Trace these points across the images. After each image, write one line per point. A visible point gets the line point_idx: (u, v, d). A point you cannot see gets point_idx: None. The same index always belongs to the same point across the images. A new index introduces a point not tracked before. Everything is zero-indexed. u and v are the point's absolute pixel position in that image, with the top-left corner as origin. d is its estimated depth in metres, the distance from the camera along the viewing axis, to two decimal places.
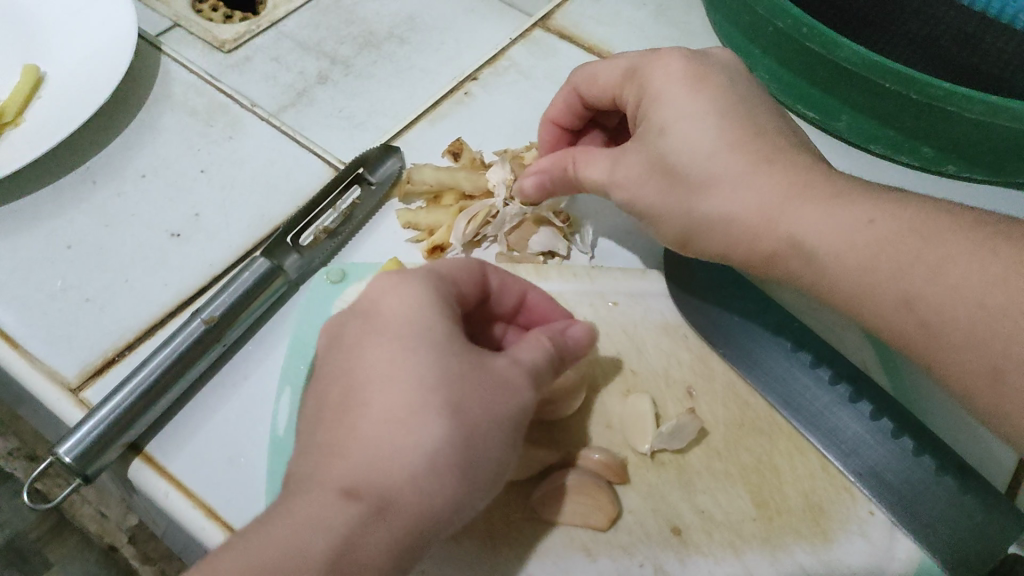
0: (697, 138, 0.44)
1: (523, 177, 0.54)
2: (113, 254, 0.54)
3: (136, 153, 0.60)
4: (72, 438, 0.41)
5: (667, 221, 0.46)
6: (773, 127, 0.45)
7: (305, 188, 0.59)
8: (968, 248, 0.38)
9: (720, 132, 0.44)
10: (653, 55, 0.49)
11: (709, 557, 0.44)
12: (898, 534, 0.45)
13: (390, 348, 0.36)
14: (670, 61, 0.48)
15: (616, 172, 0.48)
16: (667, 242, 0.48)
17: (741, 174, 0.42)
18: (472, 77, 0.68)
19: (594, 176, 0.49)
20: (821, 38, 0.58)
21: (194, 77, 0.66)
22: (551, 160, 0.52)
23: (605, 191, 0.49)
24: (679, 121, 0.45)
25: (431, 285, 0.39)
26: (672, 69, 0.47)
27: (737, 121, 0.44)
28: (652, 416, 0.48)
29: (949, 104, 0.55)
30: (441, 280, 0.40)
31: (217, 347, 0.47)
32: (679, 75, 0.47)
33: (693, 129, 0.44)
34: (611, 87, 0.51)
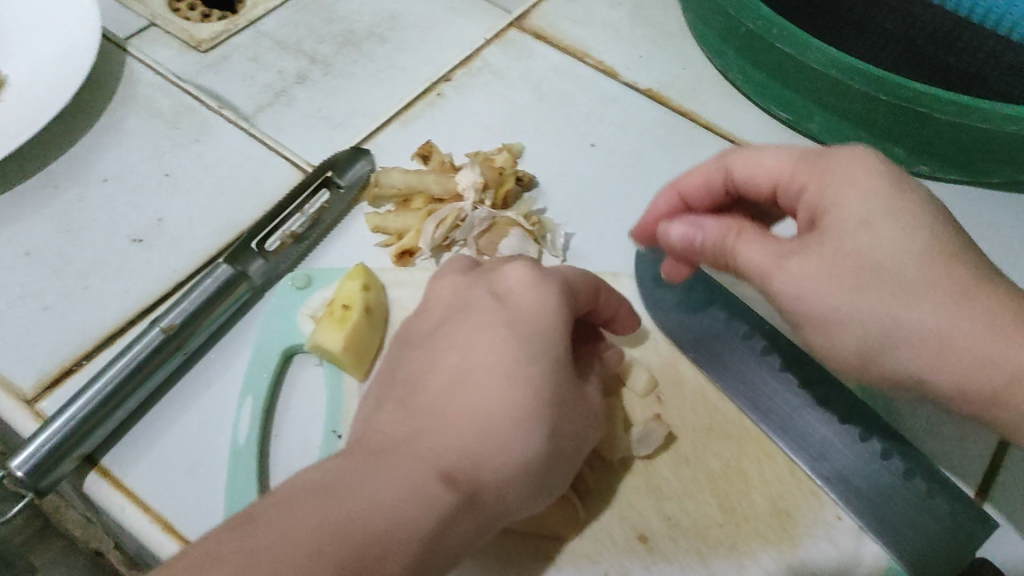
0: (890, 244, 0.38)
1: (664, 229, 0.44)
2: (72, 261, 0.53)
3: (99, 157, 0.59)
4: (25, 451, 0.41)
5: (846, 332, 0.39)
6: (960, 252, 0.39)
7: (272, 191, 0.58)
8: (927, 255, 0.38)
9: (920, 246, 0.38)
10: (841, 149, 0.42)
11: (674, 564, 0.44)
12: (865, 538, 0.44)
13: (471, 405, 0.37)
14: (861, 158, 0.41)
15: (794, 267, 0.39)
16: (835, 351, 0.41)
17: (913, 286, 0.38)
18: (445, 79, 0.68)
19: (751, 261, 0.41)
20: (791, 39, 0.58)
21: (162, 78, 0.65)
22: (713, 226, 0.42)
23: (762, 280, 0.41)
24: (862, 228, 0.39)
25: (542, 381, 0.38)
26: (859, 173, 0.40)
27: (934, 231, 0.39)
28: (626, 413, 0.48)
29: (919, 104, 0.55)
30: (542, 378, 0.38)
31: (177, 356, 0.47)
32: (870, 169, 0.41)
33: (882, 236, 0.38)
34: (778, 175, 0.44)
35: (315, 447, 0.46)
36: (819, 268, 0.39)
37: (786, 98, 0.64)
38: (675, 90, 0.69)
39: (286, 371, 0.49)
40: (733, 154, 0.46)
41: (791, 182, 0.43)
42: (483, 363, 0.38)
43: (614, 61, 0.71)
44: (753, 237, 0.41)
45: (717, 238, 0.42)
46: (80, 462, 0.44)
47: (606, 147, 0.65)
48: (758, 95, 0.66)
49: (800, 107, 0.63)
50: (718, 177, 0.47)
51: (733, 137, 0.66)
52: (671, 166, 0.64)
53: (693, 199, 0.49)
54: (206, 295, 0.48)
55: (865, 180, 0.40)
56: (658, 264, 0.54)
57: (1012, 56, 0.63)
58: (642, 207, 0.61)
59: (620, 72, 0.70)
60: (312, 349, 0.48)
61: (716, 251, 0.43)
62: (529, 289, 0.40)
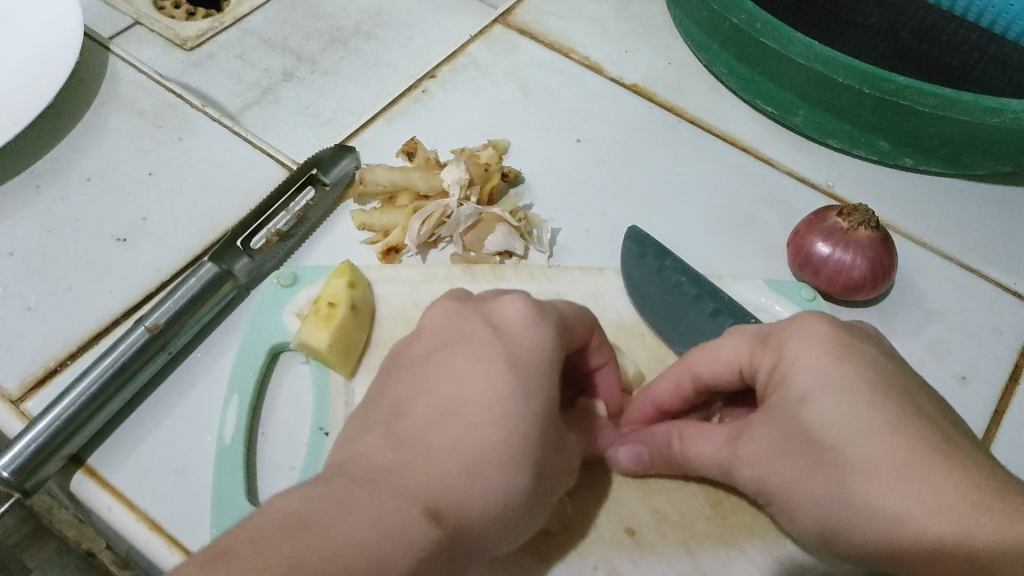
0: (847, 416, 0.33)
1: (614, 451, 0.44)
2: (56, 261, 0.53)
3: (82, 156, 0.59)
4: (10, 451, 0.41)
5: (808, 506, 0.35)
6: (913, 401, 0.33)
7: (256, 190, 0.58)
8: None
9: (872, 409, 0.33)
10: (793, 320, 0.37)
11: (663, 557, 0.44)
12: None
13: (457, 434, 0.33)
14: (816, 328, 0.36)
15: (739, 449, 0.37)
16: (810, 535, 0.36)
17: (869, 432, 0.32)
18: (431, 75, 0.68)
19: (702, 456, 0.39)
20: (775, 33, 0.58)
21: (145, 77, 0.65)
22: (651, 440, 0.42)
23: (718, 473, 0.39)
24: (825, 393, 0.34)
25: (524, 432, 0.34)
26: (820, 337, 0.36)
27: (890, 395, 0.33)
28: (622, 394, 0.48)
29: (901, 97, 0.55)
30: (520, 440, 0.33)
31: (162, 355, 0.47)
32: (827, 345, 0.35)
33: (853, 409, 0.33)
34: (736, 364, 0.39)
35: (302, 444, 0.46)
36: (772, 444, 0.35)
37: (770, 92, 0.64)
38: (660, 85, 0.69)
39: (273, 369, 0.49)
40: (692, 355, 0.41)
41: (743, 362, 0.39)
42: (478, 401, 0.34)
43: (599, 56, 0.71)
44: (696, 435, 0.40)
45: (654, 452, 0.42)
46: (66, 462, 0.44)
47: (592, 142, 0.65)
48: (742, 89, 0.66)
49: (784, 101, 0.63)
50: (685, 380, 0.41)
51: (718, 131, 0.66)
52: (656, 161, 0.64)
53: (672, 410, 0.43)
54: (191, 294, 0.48)
55: (820, 355, 0.35)
56: (644, 259, 0.54)
57: (996, 48, 0.63)
58: (627, 202, 0.61)
59: (606, 67, 0.70)
60: (298, 346, 0.48)
61: (664, 459, 0.42)
62: (525, 326, 0.37)
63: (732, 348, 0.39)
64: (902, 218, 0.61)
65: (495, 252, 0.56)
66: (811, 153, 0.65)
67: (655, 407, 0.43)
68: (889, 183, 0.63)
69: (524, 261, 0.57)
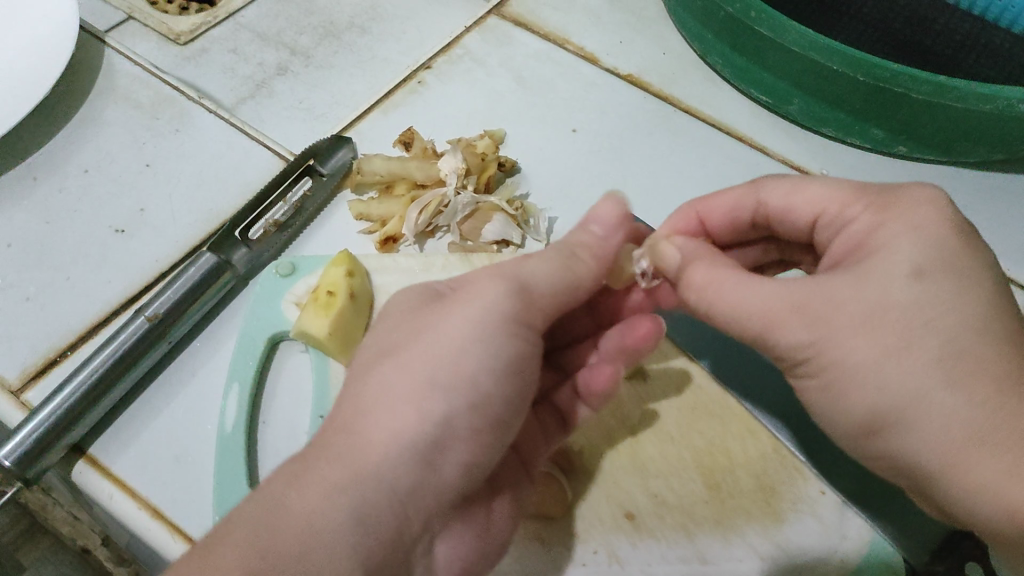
0: None
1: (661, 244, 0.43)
2: (55, 253, 0.53)
3: (79, 148, 0.59)
4: (12, 440, 0.41)
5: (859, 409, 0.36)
6: None
7: (254, 181, 0.58)
8: None
9: None
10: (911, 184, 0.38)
11: (661, 541, 0.44)
12: (849, 513, 0.45)
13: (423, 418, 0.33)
14: (930, 203, 0.37)
15: (767, 302, 0.36)
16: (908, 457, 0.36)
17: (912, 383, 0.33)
18: (426, 67, 0.68)
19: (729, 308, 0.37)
20: (770, 22, 0.58)
21: (140, 69, 0.65)
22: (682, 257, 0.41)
23: (742, 322, 0.37)
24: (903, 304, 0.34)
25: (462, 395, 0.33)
26: (928, 217, 0.36)
27: None
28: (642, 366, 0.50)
29: (895, 85, 0.56)
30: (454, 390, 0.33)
31: (163, 345, 0.47)
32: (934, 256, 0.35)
33: None
34: (815, 207, 0.41)
35: (302, 433, 0.46)
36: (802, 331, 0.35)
37: (765, 81, 0.64)
38: (655, 75, 0.69)
39: (273, 359, 0.49)
40: (769, 185, 0.44)
41: (824, 208, 0.41)
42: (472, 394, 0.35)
43: (594, 47, 0.71)
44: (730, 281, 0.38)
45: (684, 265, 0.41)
46: (67, 451, 0.44)
47: (587, 132, 0.65)
48: (737, 79, 0.67)
49: (779, 90, 0.64)
50: (749, 210, 0.45)
51: (713, 121, 0.66)
52: (652, 150, 0.64)
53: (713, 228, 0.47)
54: (189, 284, 0.48)
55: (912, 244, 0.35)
56: None
57: (987, 38, 0.64)
58: (623, 190, 0.61)
59: (601, 58, 0.70)
60: (297, 335, 0.48)
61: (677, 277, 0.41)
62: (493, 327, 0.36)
63: (818, 192, 0.41)
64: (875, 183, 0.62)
65: (492, 240, 0.57)
66: (806, 141, 0.65)
67: (699, 221, 0.47)
68: (883, 171, 0.63)
69: (520, 250, 0.57)
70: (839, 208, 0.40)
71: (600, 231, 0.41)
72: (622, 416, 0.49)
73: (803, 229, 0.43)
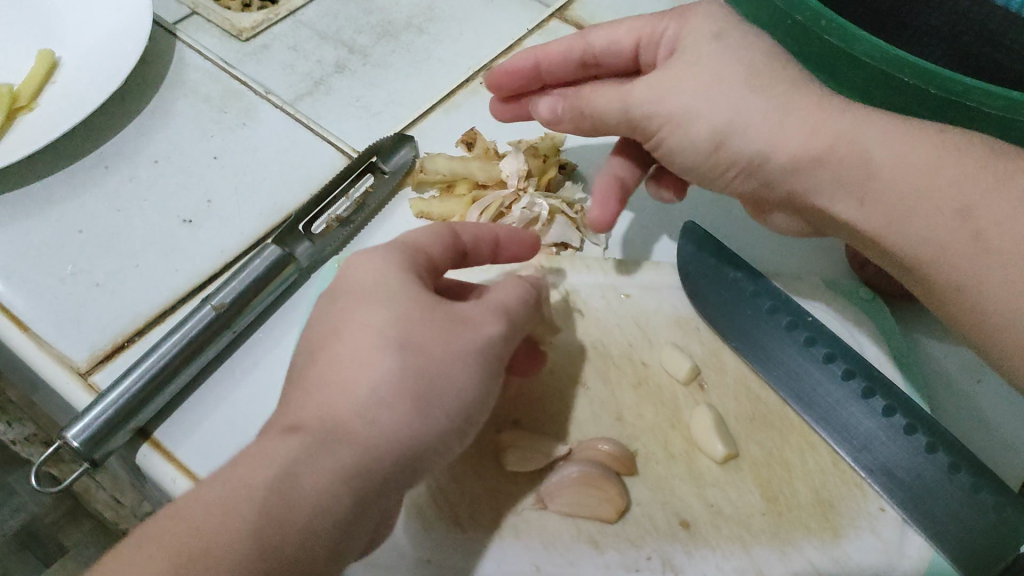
0: None
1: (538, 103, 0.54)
2: (124, 240, 0.54)
3: (149, 138, 0.60)
4: (81, 421, 0.42)
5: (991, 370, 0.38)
6: None
7: (318, 175, 0.59)
8: (1000, 242, 0.37)
9: None
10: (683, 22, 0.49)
11: (717, 550, 0.44)
12: (910, 532, 0.44)
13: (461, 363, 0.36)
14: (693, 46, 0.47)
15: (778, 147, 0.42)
16: None
17: None
18: (487, 68, 0.68)
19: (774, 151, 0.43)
20: (839, 31, 0.58)
21: (208, 63, 0.66)
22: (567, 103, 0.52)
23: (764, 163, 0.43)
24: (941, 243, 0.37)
25: None
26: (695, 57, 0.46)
27: None
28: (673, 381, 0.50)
29: (968, 99, 0.55)
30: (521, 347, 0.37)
31: (227, 333, 0.48)
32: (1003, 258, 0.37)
33: None
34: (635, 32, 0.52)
35: None
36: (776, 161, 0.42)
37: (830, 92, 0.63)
38: None
39: None
40: (593, 31, 0.54)
41: (639, 35, 0.52)
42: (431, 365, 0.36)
43: None
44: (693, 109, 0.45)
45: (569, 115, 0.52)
46: (133, 435, 0.45)
47: None
48: None
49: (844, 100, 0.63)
50: (579, 52, 0.54)
51: None
52: None
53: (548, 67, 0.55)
54: (255, 275, 0.49)
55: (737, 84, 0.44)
56: (700, 257, 0.54)
57: None
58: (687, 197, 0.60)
59: None
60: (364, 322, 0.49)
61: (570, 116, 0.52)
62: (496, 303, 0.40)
63: (633, 23, 0.52)
64: None
65: (551, 243, 0.57)
66: None
67: (534, 62, 0.55)
68: None
69: (579, 253, 0.57)
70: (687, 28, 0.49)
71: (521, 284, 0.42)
72: (679, 423, 0.49)
73: (625, 56, 0.54)
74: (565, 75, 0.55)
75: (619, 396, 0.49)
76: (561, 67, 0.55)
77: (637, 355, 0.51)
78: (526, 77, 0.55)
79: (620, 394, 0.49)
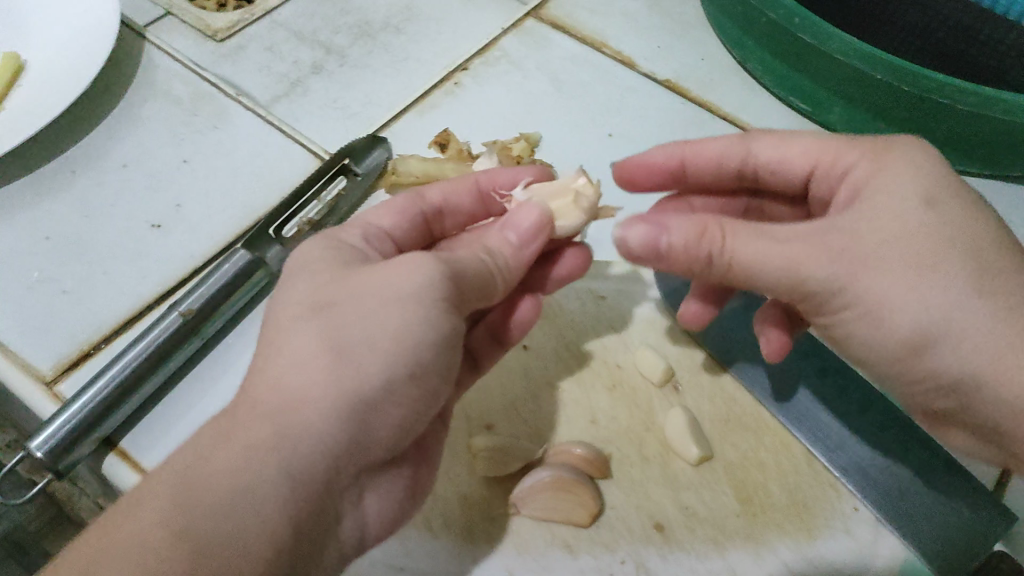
0: None
1: (619, 227, 0.40)
2: (92, 246, 0.53)
3: (118, 142, 0.60)
4: (45, 432, 0.41)
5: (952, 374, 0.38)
6: None
7: (289, 178, 0.58)
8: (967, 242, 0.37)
9: None
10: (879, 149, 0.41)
11: (691, 553, 0.44)
12: (884, 531, 0.44)
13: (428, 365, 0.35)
14: None
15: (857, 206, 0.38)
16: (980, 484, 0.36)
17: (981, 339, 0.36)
18: (462, 68, 0.68)
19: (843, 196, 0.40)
20: (813, 29, 0.58)
21: (178, 65, 0.65)
22: (685, 226, 0.39)
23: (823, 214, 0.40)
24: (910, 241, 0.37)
25: None
26: None
27: None
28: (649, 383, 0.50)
29: (940, 96, 0.55)
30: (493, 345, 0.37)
31: (195, 340, 0.47)
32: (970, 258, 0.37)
33: None
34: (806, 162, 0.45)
35: None
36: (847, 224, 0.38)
37: (805, 90, 0.63)
38: (692, 81, 0.68)
39: None
40: (759, 138, 0.47)
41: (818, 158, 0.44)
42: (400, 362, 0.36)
43: (631, 51, 0.70)
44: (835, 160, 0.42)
45: (689, 244, 0.39)
46: (99, 445, 0.44)
47: (624, 137, 0.64)
48: (775, 87, 0.66)
49: (819, 99, 0.63)
50: (737, 159, 0.48)
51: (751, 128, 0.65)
52: None
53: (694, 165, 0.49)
54: (224, 280, 0.48)
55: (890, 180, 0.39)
56: None
57: None
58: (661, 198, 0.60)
59: (637, 62, 0.69)
60: None
61: (685, 253, 0.39)
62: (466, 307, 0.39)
63: (809, 145, 0.45)
64: None
65: None
66: None
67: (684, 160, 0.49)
68: None
69: None
70: (837, 157, 0.43)
71: (516, 239, 0.42)
72: (653, 425, 0.48)
73: (794, 179, 0.47)
74: (704, 173, 0.50)
75: (593, 398, 0.49)
76: (710, 173, 0.49)
77: (611, 358, 0.51)
78: (668, 159, 0.49)
79: (594, 396, 0.49)
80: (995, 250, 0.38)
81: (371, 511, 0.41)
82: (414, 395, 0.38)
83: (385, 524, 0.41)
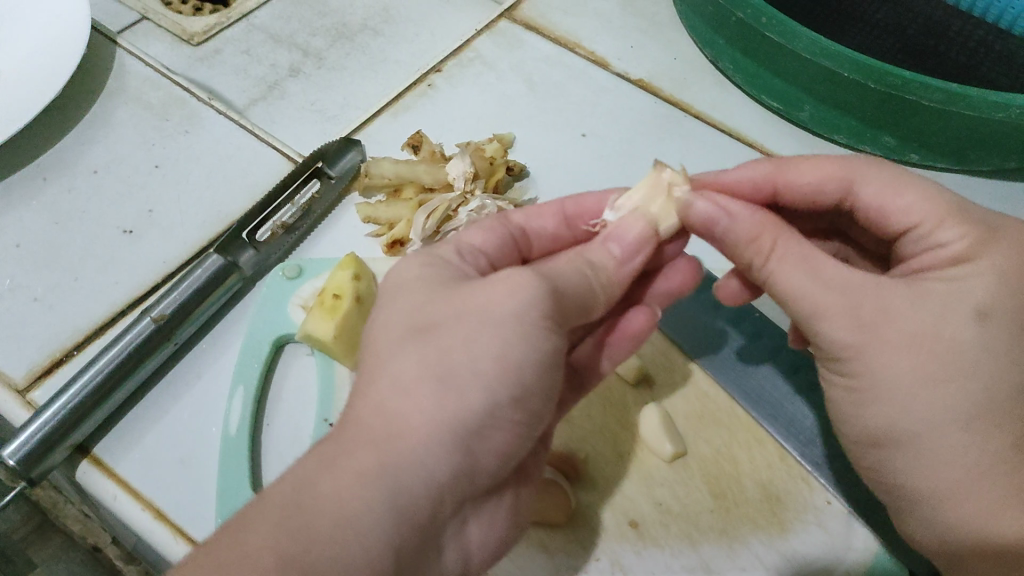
0: None
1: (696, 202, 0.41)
2: (63, 252, 0.53)
3: (90, 148, 0.59)
4: (17, 440, 0.41)
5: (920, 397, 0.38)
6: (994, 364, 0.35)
7: (263, 182, 0.58)
8: None
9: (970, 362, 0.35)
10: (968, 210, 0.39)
11: (666, 550, 0.44)
12: (855, 524, 0.45)
13: None
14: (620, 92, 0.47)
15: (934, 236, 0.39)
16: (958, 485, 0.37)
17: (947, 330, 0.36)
18: (436, 70, 0.68)
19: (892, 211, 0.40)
20: (781, 28, 0.58)
21: (151, 70, 0.65)
22: (752, 220, 0.39)
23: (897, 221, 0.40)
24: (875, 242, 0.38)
25: None
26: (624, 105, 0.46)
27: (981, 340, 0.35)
28: (621, 381, 0.50)
29: (907, 92, 0.55)
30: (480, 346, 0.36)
31: (168, 346, 0.47)
32: None
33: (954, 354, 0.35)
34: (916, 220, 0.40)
35: (306, 437, 0.47)
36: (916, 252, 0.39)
37: (776, 87, 0.64)
38: (666, 80, 0.68)
39: (278, 361, 0.49)
40: (871, 174, 0.41)
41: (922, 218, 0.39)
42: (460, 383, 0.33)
43: (605, 51, 0.71)
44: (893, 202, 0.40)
45: (749, 238, 0.39)
46: (72, 452, 0.44)
47: (597, 137, 0.64)
48: (746, 85, 0.66)
49: (790, 96, 0.63)
50: (838, 189, 0.42)
51: (722, 126, 0.65)
52: (664, 154, 0.63)
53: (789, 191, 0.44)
54: (196, 285, 0.48)
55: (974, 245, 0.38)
56: None
57: (1002, 44, 0.63)
58: None
59: (611, 62, 0.70)
60: (303, 338, 0.48)
61: (744, 250, 0.40)
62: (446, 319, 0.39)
63: (919, 203, 0.40)
64: (782, 142, 0.64)
65: None
66: (818, 148, 0.64)
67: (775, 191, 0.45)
68: None
69: None
70: (936, 225, 0.39)
71: (620, 252, 0.40)
72: (627, 422, 0.49)
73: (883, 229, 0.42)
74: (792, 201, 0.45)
75: None
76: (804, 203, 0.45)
77: None
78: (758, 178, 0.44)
79: None
80: (959, 244, 0.38)
81: (473, 540, 0.36)
82: (517, 417, 0.34)
83: (485, 551, 0.37)
